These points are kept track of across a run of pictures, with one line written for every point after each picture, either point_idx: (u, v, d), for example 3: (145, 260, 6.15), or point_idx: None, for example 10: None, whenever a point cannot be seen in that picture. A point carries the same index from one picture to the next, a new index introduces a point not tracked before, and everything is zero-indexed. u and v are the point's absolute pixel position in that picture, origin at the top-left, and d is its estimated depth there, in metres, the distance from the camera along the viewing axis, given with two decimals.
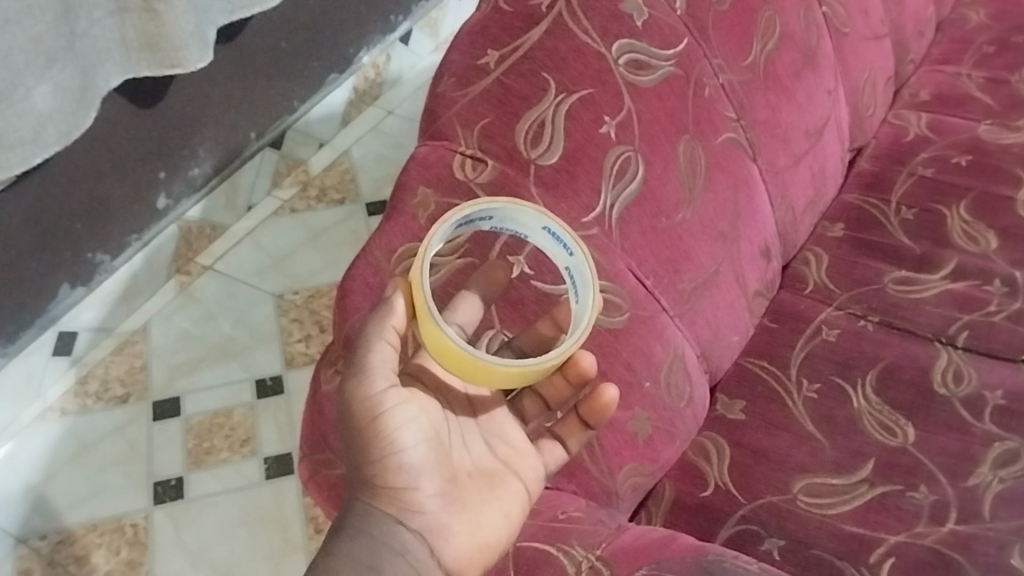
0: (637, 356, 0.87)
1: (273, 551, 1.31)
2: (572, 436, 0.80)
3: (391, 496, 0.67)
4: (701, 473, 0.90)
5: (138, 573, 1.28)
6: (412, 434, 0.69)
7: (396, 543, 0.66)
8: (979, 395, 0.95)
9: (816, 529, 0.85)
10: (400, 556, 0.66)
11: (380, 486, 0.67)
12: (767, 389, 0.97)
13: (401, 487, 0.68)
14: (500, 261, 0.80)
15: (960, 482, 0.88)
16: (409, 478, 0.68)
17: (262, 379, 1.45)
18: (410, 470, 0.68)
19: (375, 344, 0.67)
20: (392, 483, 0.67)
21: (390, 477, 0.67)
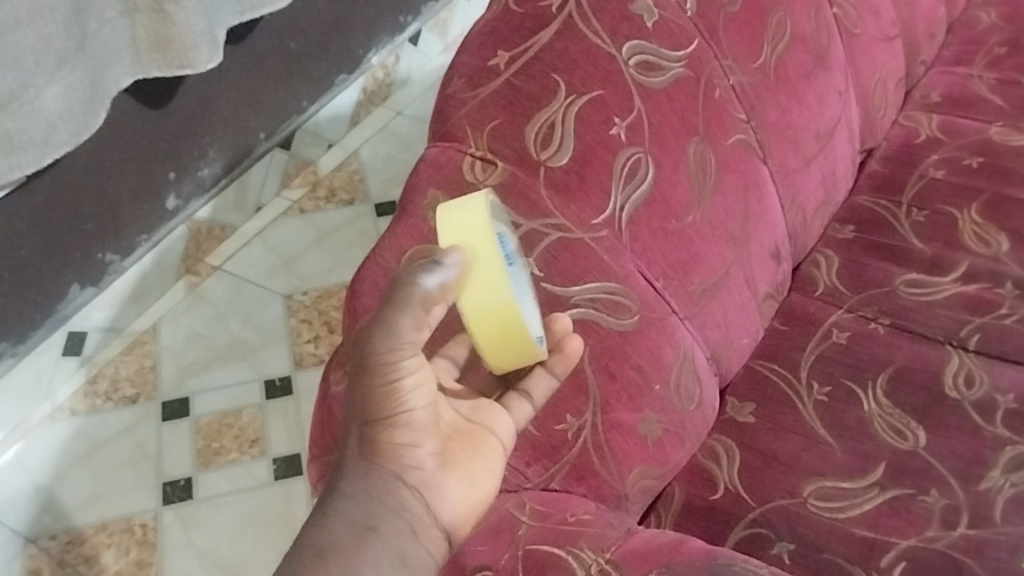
0: (647, 358, 0.87)
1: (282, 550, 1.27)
2: (537, 388, 0.79)
3: (394, 456, 0.63)
4: (710, 476, 0.90)
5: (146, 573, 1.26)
6: (422, 395, 0.64)
7: (402, 504, 0.63)
8: (991, 398, 0.94)
9: (826, 533, 0.84)
10: (402, 517, 0.62)
11: (384, 445, 0.63)
12: (776, 391, 0.97)
13: (403, 447, 0.63)
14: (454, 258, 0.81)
15: (971, 486, 0.87)
16: (411, 438, 0.64)
17: (272, 380, 1.44)
18: (413, 430, 0.64)
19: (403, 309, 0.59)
20: (395, 442, 0.63)
21: (393, 436, 0.63)
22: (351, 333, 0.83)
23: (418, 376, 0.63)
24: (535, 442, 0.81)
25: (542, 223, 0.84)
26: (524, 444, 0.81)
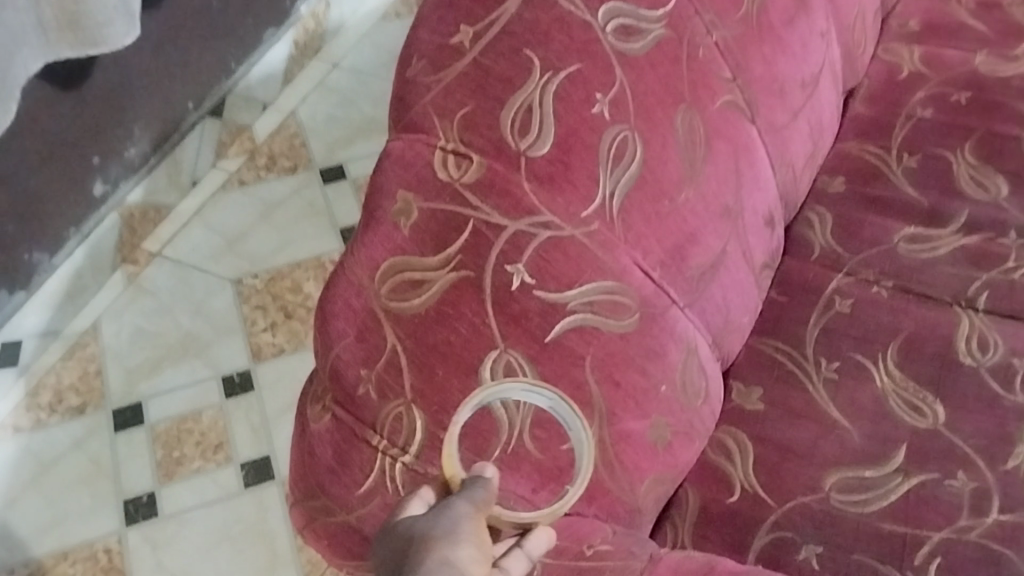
0: (651, 359, 0.80)
1: (262, 566, 1.19)
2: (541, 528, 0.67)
3: (437, 561, 0.54)
4: (725, 476, 0.84)
5: None
6: (467, 532, 0.58)
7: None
8: (1008, 363, 0.89)
9: (854, 533, 0.80)
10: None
11: (418, 558, 0.55)
12: (783, 372, 0.91)
13: (441, 555, 0.55)
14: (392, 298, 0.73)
15: (999, 466, 0.82)
16: (450, 554, 0.55)
17: (229, 376, 1.34)
18: (455, 547, 0.56)
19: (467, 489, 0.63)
20: (429, 554, 0.55)
21: (432, 552, 0.55)
22: (326, 363, 0.75)
23: (448, 522, 0.58)
24: (540, 465, 0.74)
25: (528, 222, 0.75)
26: (530, 469, 0.74)
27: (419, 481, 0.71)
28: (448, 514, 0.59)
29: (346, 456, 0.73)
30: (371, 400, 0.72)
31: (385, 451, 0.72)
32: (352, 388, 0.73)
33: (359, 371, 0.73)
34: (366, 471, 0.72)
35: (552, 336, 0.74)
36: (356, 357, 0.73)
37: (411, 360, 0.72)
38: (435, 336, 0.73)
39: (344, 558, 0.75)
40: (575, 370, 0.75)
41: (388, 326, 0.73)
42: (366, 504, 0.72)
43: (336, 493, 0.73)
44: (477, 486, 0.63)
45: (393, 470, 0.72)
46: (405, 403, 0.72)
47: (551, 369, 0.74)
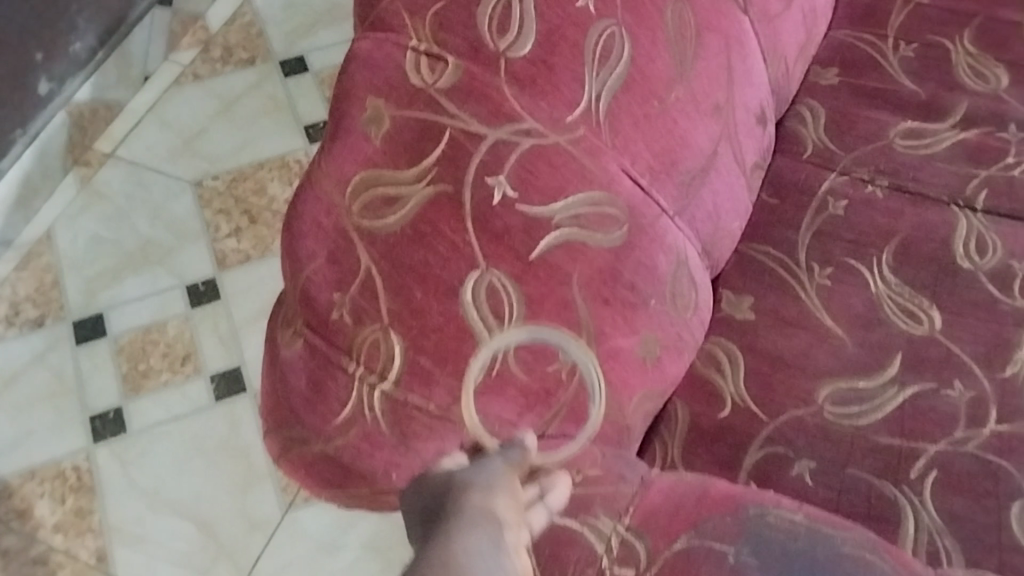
0: (640, 273, 0.75)
1: (237, 481, 1.16)
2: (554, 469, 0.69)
3: (473, 513, 0.56)
4: (715, 389, 0.81)
5: (88, 522, 1.14)
6: (503, 495, 0.59)
7: (473, 543, 0.53)
8: (1006, 266, 0.86)
9: (848, 447, 0.77)
10: (480, 552, 0.53)
11: (456, 508, 0.57)
12: (774, 279, 0.87)
13: (480, 507, 0.57)
14: (365, 214, 0.68)
15: (996, 374, 0.80)
16: (486, 510, 0.57)
17: (194, 284, 1.29)
18: (490, 501, 0.58)
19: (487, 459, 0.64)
20: (467, 520, 0.56)
21: (471, 506, 0.57)
22: (296, 286, 0.70)
23: (485, 476, 0.61)
24: (526, 389, 0.70)
25: (510, 130, 0.69)
26: (515, 393, 0.70)
27: (400, 409, 0.68)
28: (484, 462, 0.63)
29: (321, 385, 0.68)
30: (345, 325, 0.68)
31: (362, 379, 0.68)
32: (325, 314, 0.68)
33: (332, 295, 0.68)
34: (343, 401, 0.68)
35: (537, 253, 0.70)
36: (328, 280, 0.69)
37: (387, 283, 0.67)
38: (412, 257, 0.68)
39: (324, 488, 0.72)
40: (561, 288, 0.71)
41: (362, 247, 0.68)
42: (343, 434, 0.68)
43: (312, 424, 0.69)
44: (513, 447, 0.66)
45: (371, 398, 0.68)
46: (381, 328, 0.67)
47: (536, 288, 0.70)
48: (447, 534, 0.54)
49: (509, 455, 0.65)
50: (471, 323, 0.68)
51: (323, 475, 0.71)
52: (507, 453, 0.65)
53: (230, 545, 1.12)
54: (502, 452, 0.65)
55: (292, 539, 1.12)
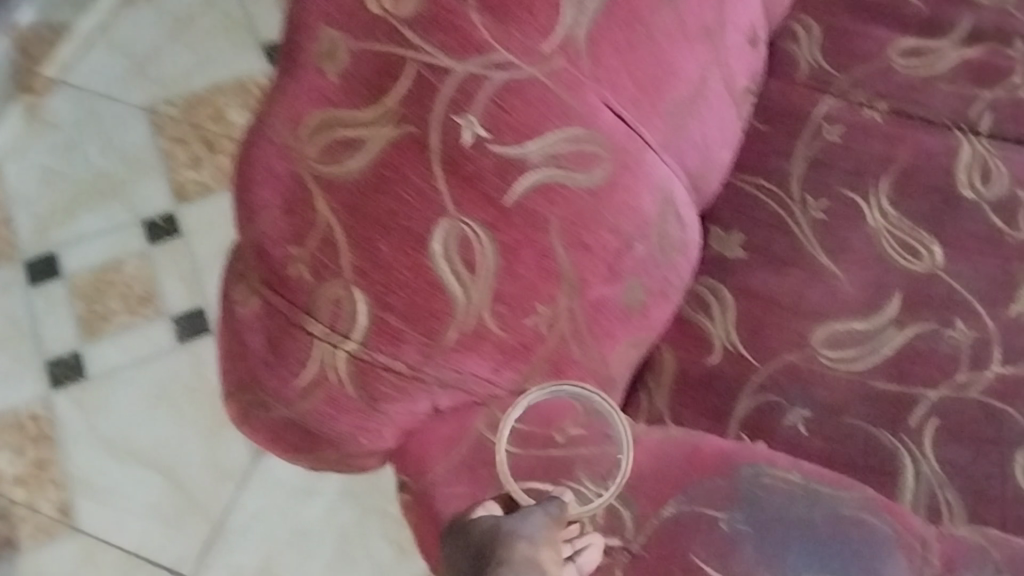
0: (625, 214, 0.70)
1: (203, 428, 1.18)
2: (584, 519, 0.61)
3: (522, 573, 0.53)
4: (703, 334, 0.77)
5: (48, 472, 1.18)
6: (548, 547, 0.55)
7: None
8: (1012, 195, 0.81)
9: (844, 393, 0.73)
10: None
11: (504, 565, 0.53)
12: (766, 213, 0.82)
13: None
14: (323, 159, 0.62)
15: (1000, 313, 0.75)
16: (533, 565, 0.53)
17: (152, 219, 1.30)
18: (537, 557, 0.54)
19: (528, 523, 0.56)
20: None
21: (519, 559, 0.53)
22: (250, 239, 0.64)
23: (532, 530, 0.55)
24: (503, 344, 0.65)
25: (480, 63, 0.63)
26: (492, 349, 0.65)
27: (368, 371, 0.63)
28: (529, 517, 0.56)
29: (280, 346, 0.63)
30: (304, 282, 0.62)
31: (325, 339, 0.62)
32: (281, 270, 0.63)
33: (288, 250, 0.63)
34: (305, 362, 0.63)
35: (512, 198, 0.64)
36: (284, 234, 0.63)
37: (347, 236, 0.62)
38: (376, 207, 0.61)
39: (289, 450, 0.68)
40: (539, 235, 0.65)
41: (320, 196, 0.62)
42: (307, 397, 0.64)
43: (272, 387, 0.64)
44: (552, 500, 0.57)
45: (335, 360, 0.63)
46: (345, 283, 0.62)
47: (513, 236, 0.64)
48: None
49: (549, 511, 0.57)
50: (441, 276, 0.62)
51: (286, 438, 0.67)
52: (547, 507, 0.57)
53: (200, 495, 1.16)
54: (541, 507, 0.57)
55: (262, 488, 1.15)
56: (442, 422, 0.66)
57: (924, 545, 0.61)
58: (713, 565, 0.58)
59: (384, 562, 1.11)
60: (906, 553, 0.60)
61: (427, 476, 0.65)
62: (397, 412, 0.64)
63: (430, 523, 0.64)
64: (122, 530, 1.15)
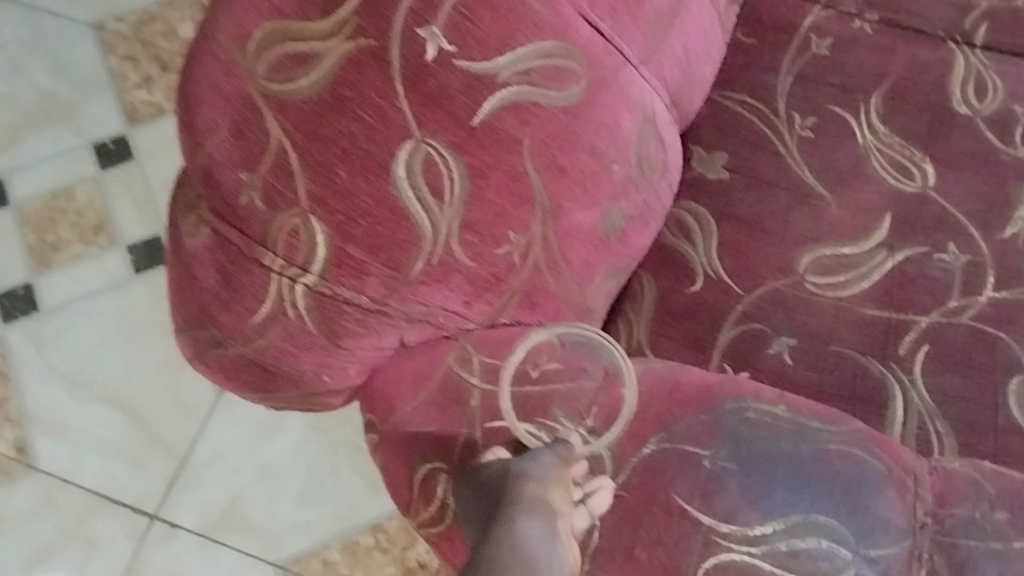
0: (602, 134, 0.65)
1: (165, 362, 1.16)
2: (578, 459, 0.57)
3: (527, 507, 0.51)
4: (684, 260, 0.73)
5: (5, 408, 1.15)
6: (558, 483, 0.53)
7: (532, 544, 0.49)
8: (1007, 110, 0.77)
9: (831, 321, 0.70)
10: (540, 555, 0.49)
11: (512, 502, 0.51)
12: (751, 132, 0.77)
13: (539, 507, 0.51)
14: (274, 77, 0.57)
15: (994, 235, 0.72)
16: (541, 500, 0.51)
17: (102, 143, 1.25)
18: (545, 493, 0.52)
19: (534, 460, 0.54)
20: (521, 514, 0.50)
21: (526, 495, 0.52)
22: (196, 165, 0.59)
23: (540, 469, 0.53)
24: (473, 276, 0.61)
25: None
26: (461, 281, 0.61)
27: (328, 306, 0.59)
28: (538, 457, 0.54)
29: (233, 280, 0.58)
30: (257, 211, 0.57)
31: (282, 273, 0.58)
32: (232, 197, 0.58)
33: (239, 176, 0.57)
34: (261, 298, 0.58)
35: (480, 118, 0.59)
36: (233, 158, 0.57)
37: (302, 160, 0.57)
38: (333, 128, 0.56)
39: (245, 389, 0.64)
40: (510, 158, 0.60)
41: (270, 117, 0.57)
42: (263, 335, 0.60)
43: (225, 324, 0.60)
44: (560, 442, 0.56)
45: (294, 295, 0.58)
46: (301, 213, 0.57)
47: (482, 159, 0.59)
48: (504, 528, 0.50)
49: (558, 451, 0.55)
50: (406, 203, 0.58)
51: (243, 378, 0.64)
52: (555, 448, 0.55)
53: (163, 431, 1.14)
54: (550, 448, 0.55)
55: (227, 423, 1.14)
56: (409, 358, 0.62)
57: (916, 481, 0.58)
58: (695, 503, 0.54)
59: (355, 496, 1.11)
60: (898, 490, 0.57)
61: (395, 415, 0.61)
62: (363, 348, 0.61)
63: (400, 464, 0.61)
64: (82, 469, 1.13)
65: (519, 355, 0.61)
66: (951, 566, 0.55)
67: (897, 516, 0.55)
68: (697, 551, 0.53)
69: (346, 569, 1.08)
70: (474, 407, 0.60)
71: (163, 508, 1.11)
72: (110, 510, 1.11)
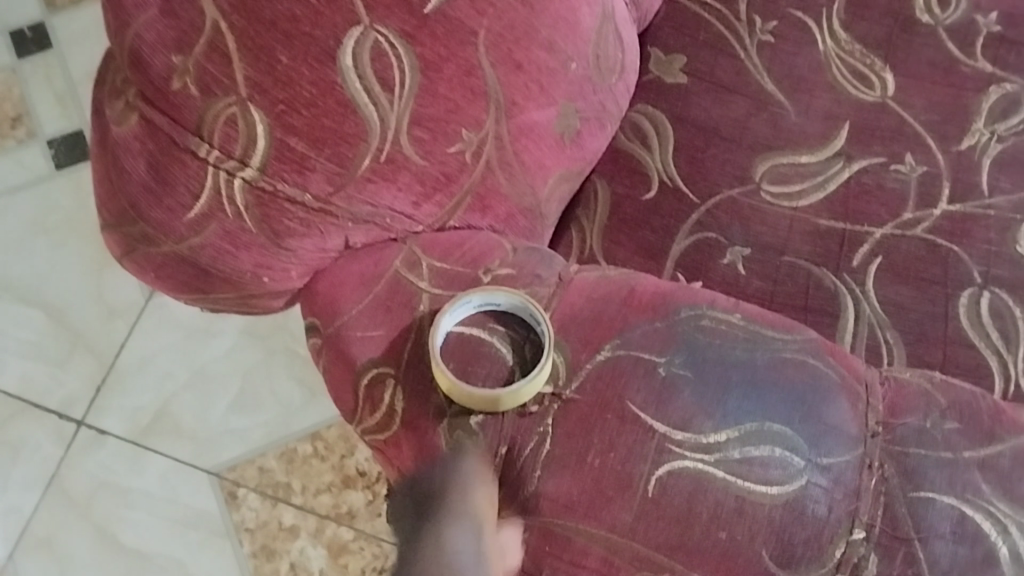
0: (560, 29, 0.62)
1: (91, 261, 1.17)
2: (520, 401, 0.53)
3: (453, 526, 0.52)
4: (639, 166, 0.71)
5: None
6: (483, 494, 0.52)
7: (458, 553, 0.51)
8: (969, 22, 0.75)
9: (786, 231, 0.68)
10: (459, 565, 0.51)
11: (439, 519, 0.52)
12: (711, 35, 0.75)
13: (463, 523, 0.52)
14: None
15: (951, 148, 0.71)
16: (468, 513, 0.52)
17: (22, 31, 1.26)
18: (470, 506, 0.52)
19: (456, 477, 0.52)
20: (445, 534, 0.52)
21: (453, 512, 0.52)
22: (123, 44, 0.54)
23: (463, 482, 0.52)
24: (423, 175, 0.58)
25: None
26: (411, 180, 0.58)
27: (267, 203, 0.55)
28: (461, 465, 0.53)
29: (165, 172, 0.55)
30: (191, 98, 0.53)
31: (218, 166, 0.54)
32: (163, 82, 0.53)
33: (170, 59, 0.53)
34: (195, 193, 0.55)
35: (433, 5, 0.55)
36: (163, 39, 0.53)
37: (241, 42, 0.52)
38: (275, 9, 0.52)
39: (176, 289, 0.61)
40: (464, 50, 0.57)
41: None
42: (197, 231, 0.56)
43: (156, 220, 0.56)
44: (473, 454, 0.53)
45: (230, 189, 0.54)
46: (238, 101, 0.53)
47: (434, 50, 0.56)
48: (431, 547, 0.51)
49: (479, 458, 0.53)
50: (353, 95, 0.54)
51: (174, 278, 0.60)
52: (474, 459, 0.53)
53: (88, 333, 1.14)
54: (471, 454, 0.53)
55: (155, 326, 1.14)
56: (354, 261, 0.59)
57: (868, 391, 0.57)
58: (650, 411, 0.53)
59: (291, 404, 1.10)
60: (851, 400, 0.56)
61: (339, 319, 0.58)
62: (305, 250, 0.58)
63: (344, 369, 0.58)
64: (3, 371, 1.13)
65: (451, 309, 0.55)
66: (901, 473, 0.53)
67: (848, 423, 0.54)
68: (651, 458, 0.52)
69: (283, 476, 1.08)
70: (424, 310, 0.57)
71: (90, 415, 1.11)
72: (34, 415, 1.11)
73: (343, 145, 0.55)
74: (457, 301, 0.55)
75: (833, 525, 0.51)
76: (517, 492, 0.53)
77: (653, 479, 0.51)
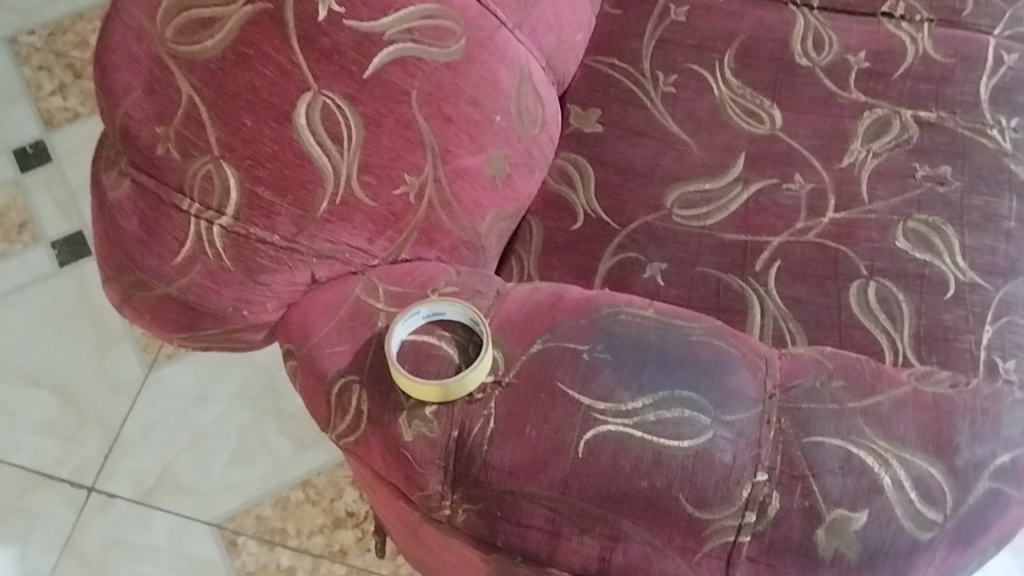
0: (483, 87, 0.73)
1: (94, 343, 1.30)
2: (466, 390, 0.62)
3: None
4: (566, 204, 0.82)
5: None
6: None
7: None
8: (842, 60, 0.87)
9: (696, 246, 0.79)
10: None
11: None
12: (621, 91, 0.87)
13: None
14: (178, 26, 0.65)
15: (834, 165, 0.82)
16: None
17: (24, 149, 1.43)
18: None
19: None
20: None
21: None
22: (115, 121, 0.66)
23: None
24: (374, 215, 0.69)
25: None
26: (363, 220, 0.69)
27: (241, 243, 0.65)
28: None
29: (155, 225, 0.65)
30: (173, 161, 0.64)
31: (199, 216, 0.65)
32: (149, 150, 0.64)
33: (154, 130, 0.64)
34: (181, 240, 0.65)
35: (371, 70, 0.66)
36: (148, 114, 0.64)
37: (211, 111, 0.64)
38: (237, 82, 0.64)
39: (169, 328, 0.71)
40: (399, 107, 0.68)
41: (182, 77, 0.64)
42: (184, 273, 0.66)
43: (148, 266, 0.66)
44: None
45: (211, 235, 0.65)
46: (212, 159, 0.64)
47: (374, 108, 0.67)
48: None
49: None
50: (308, 149, 0.65)
51: (166, 318, 0.70)
52: None
53: (95, 408, 1.26)
54: None
55: (155, 396, 1.26)
56: (321, 293, 0.69)
57: (766, 363, 0.67)
58: (576, 388, 0.62)
59: (284, 456, 1.21)
60: (751, 369, 0.66)
61: (309, 342, 0.68)
62: (278, 284, 0.68)
63: (316, 384, 0.67)
64: (17, 449, 1.24)
65: (404, 319, 0.65)
66: (794, 424, 0.62)
67: (748, 387, 0.64)
68: (580, 425, 0.61)
69: (279, 522, 1.18)
70: (382, 326, 0.67)
71: (100, 481, 1.21)
72: (48, 485, 1.22)
73: (303, 190, 0.65)
74: (408, 313, 0.65)
75: (739, 469, 0.60)
76: (469, 468, 0.62)
77: (582, 442, 0.60)
